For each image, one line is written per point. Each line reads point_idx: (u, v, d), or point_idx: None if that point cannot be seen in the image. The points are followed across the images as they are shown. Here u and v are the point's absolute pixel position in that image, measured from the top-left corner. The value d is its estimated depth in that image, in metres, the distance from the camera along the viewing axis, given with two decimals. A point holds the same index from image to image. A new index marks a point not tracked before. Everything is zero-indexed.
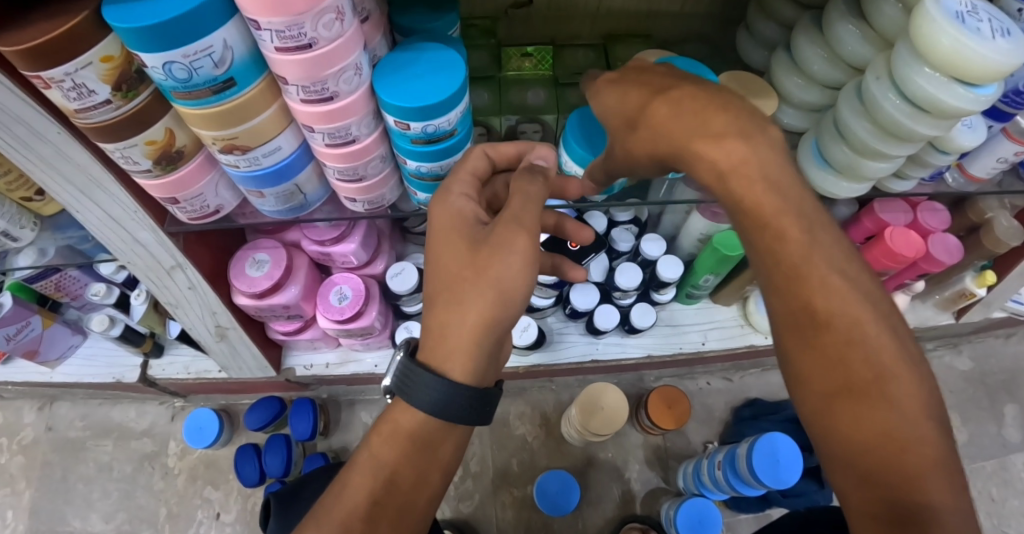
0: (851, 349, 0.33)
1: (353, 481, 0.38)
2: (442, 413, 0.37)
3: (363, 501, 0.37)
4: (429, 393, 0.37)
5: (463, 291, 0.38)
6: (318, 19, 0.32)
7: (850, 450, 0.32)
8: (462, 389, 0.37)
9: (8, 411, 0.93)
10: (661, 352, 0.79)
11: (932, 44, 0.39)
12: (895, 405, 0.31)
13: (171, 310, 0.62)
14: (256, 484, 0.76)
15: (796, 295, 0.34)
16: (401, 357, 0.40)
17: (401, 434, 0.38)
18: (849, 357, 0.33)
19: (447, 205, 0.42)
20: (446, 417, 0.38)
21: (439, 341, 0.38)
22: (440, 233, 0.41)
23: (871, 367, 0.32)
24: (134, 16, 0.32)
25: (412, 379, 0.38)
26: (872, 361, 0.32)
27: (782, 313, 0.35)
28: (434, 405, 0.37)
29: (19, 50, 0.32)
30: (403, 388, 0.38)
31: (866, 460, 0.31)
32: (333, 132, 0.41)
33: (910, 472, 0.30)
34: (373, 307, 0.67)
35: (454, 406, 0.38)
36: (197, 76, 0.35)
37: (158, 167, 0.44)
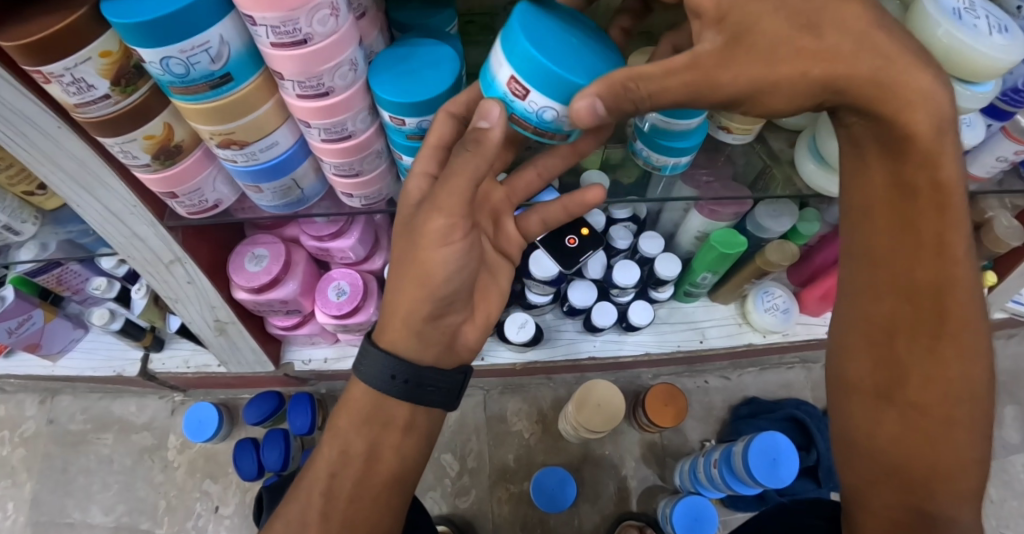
0: (952, 376, 0.40)
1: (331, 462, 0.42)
2: (378, 381, 0.43)
3: None
4: (375, 366, 0.43)
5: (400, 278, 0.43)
6: (313, 14, 0.33)
7: (907, 448, 0.41)
8: (395, 360, 0.43)
9: (10, 404, 0.93)
10: (659, 350, 0.79)
11: (928, 40, 0.39)
12: (959, 429, 0.40)
13: (171, 304, 0.62)
14: (255, 477, 0.77)
15: (939, 308, 0.40)
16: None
17: (365, 411, 0.44)
18: (949, 380, 0.40)
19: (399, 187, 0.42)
20: (385, 387, 0.43)
21: (387, 324, 0.43)
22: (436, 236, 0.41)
23: (956, 391, 0.40)
24: (131, 12, 0.32)
25: (365, 353, 0.44)
26: (961, 387, 0.40)
27: (909, 320, 0.41)
28: (373, 375, 0.43)
29: (18, 45, 0.33)
30: (359, 362, 0.44)
31: (910, 450, 0.41)
32: (329, 127, 0.41)
33: (945, 479, 0.40)
34: (371, 303, 0.67)
35: (391, 375, 0.43)
36: (194, 71, 0.36)
37: (157, 161, 0.45)
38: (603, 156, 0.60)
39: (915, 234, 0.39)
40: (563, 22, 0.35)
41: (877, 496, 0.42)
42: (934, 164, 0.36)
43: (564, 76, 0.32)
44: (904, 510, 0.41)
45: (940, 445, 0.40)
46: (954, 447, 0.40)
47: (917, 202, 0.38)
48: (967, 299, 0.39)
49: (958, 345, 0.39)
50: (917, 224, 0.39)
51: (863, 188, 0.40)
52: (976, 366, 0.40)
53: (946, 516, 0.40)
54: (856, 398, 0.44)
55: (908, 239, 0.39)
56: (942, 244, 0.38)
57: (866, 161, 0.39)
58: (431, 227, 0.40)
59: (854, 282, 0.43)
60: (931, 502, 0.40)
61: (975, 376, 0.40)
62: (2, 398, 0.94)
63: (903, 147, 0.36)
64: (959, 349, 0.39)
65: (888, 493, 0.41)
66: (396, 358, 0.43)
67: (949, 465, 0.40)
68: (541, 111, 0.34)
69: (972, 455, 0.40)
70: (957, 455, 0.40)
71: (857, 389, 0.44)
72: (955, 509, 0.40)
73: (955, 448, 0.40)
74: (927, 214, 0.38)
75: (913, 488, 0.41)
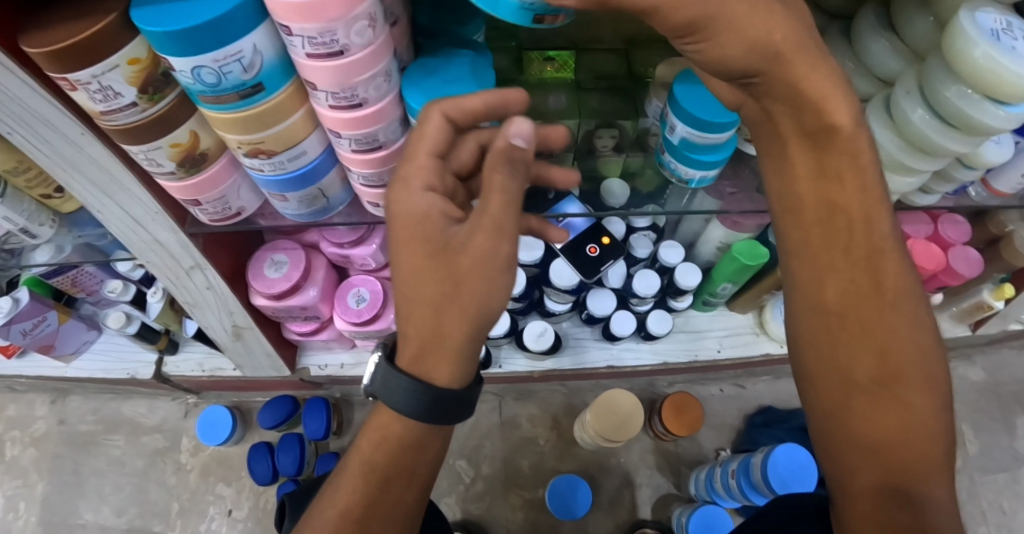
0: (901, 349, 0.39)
1: (350, 485, 0.41)
2: (422, 414, 0.38)
3: (358, 504, 0.40)
4: (411, 400, 0.38)
5: (442, 306, 0.36)
6: (351, 26, 0.32)
7: (883, 436, 0.38)
8: (434, 390, 0.38)
9: (20, 404, 0.93)
10: (677, 359, 0.79)
11: (963, 61, 0.39)
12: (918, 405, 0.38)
13: (188, 309, 0.62)
14: (268, 482, 0.77)
15: (879, 279, 0.40)
16: (377, 358, 0.40)
17: None
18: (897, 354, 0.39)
19: (412, 203, 0.36)
20: (422, 417, 0.38)
21: (421, 352, 0.37)
22: (423, 242, 0.36)
23: (906, 364, 0.39)
24: (165, 20, 0.31)
25: (395, 385, 0.38)
26: (909, 359, 0.39)
27: (851, 297, 0.41)
28: (407, 405, 0.38)
29: (45, 52, 0.32)
30: (387, 394, 0.39)
31: (885, 433, 0.38)
32: (359, 138, 0.40)
33: (922, 462, 0.37)
34: (391, 310, 0.67)
35: (432, 406, 0.38)
36: (225, 80, 0.35)
37: (182, 168, 0.44)
38: (623, 165, 0.61)
39: (843, 215, 0.41)
40: None
41: (863, 493, 0.39)
42: (853, 153, 0.39)
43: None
44: (886, 495, 0.37)
45: (910, 419, 0.38)
46: (919, 416, 0.38)
47: (843, 184, 0.40)
48: (895, 266, 0.40)
49: (898, 309, 0.40)
50: (842, 206, 0.41)
51: (796, 186, 0.43)
52: (922, 332, 0.40)
53: (929, 500, 0.37)
54: (823, 393, 0.42)
55: (831, 224, 0.41)
56: (867, 219, 0.40)
57: (790, 154, 0.42)
58: (476, 244, 0.34)
59: (802, 277, 0.44)
60: (911, 485, 0.37)
61: (923, 342, 0.40)
62: (12, 398, 0.94)
63: (825, 136, 0.39)
64: (893, 315, 0.40)
65: (870, 480, 0.38)
66: (434, 388, 0.38)
67: (919, 442, 0.38)
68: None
69: (938, 426, 0.38)
70: (925, 428, 0.38)
71: (822, 383, 0.42)
72: (933, 493, 0.37)
73: (921, 420, 0.38)
74: (856, 197, 0.40)
75: (894, 472, 0.38)
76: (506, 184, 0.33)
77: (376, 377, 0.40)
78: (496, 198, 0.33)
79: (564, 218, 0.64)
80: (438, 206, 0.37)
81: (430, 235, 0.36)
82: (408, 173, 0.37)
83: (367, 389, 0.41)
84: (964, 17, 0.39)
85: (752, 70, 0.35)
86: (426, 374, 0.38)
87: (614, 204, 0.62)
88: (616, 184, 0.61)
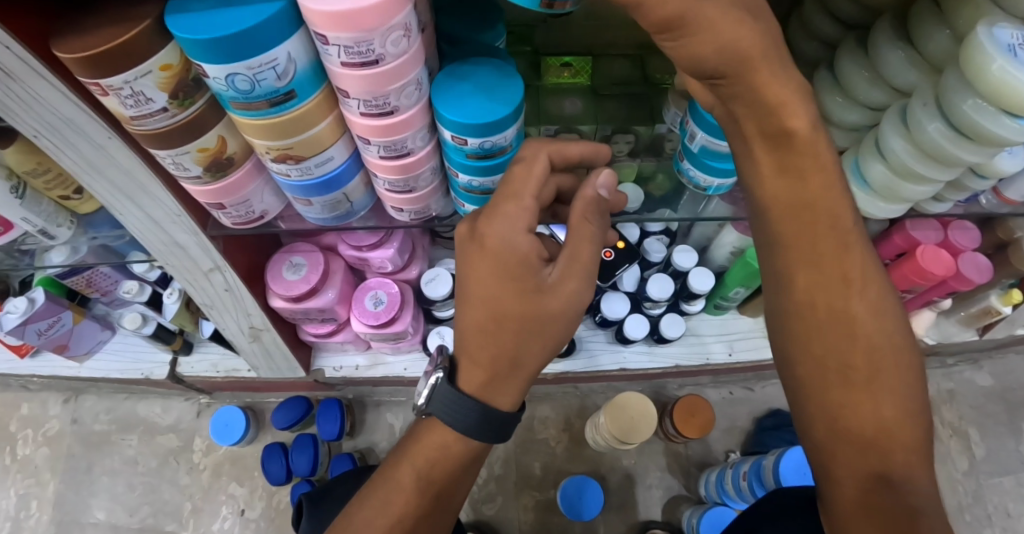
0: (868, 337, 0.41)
1: (381, 490, 0.42)
2: (486, 433, 0.40)
3: (407, 511, 0.41)
4: (479, 422, 0.40)
5: (529, 340, 0.38)
6: (388, 36, 0.32)
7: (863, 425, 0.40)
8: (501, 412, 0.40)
9: (33, 402, 0.95)
10: (689, 362, 0.80)
11: (980, 76, 0.39)
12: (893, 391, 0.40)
13: (206, 311, 0.63)
14: (283, 482, 0.80)
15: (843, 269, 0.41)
16: (438, 381, 0.40)
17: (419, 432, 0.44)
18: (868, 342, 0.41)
19: (516, 246, 0.37)
20: (487, 437, 0.41)
21: (492, 379, 0.39)
22: (490, 267, 0.38)
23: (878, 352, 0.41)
24: (202, 27, 0.31)
25: (464, 411, 0.39)
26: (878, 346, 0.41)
27: (818, 283, 0.41)
28: (475, 430, 0.40)
29: (78, 58, 0.32)
30: (453, 419, 0.40)
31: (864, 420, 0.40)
32: (388, 145, 0.41)
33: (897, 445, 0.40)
34: (407, 313, 0.68)
35: (500, 427, 0.41)
36: (259, 87, 0.35)
37: (208, 173, 0.44)
38: (637, 169, 0.62)
39: (812, 211, 0.40)
40: None
41: (845, 477, 0.41)
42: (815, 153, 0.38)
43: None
44: (870, 479, 0.40)
45: (886, 402, 0.40)
46: (890, 399, 0.40)
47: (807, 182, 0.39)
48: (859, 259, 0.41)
49: (863, 296, 0.41)
50: (816, 204, 0.40)
51: (762, 186, 0.41)
52: (885, 317, 0.41)
53: (906, 476, 0.39)
54: (808, 393, 0.42)
55: (807, 223, 0.40)
56: (833, 217, 0.40)
57: (754, 153, 0.40)
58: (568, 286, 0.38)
59: (780, 278, 0.43)
60: (890, 465, 0.39)
61: (889, 325, 0.41)
62: (27, 396, 0.96)
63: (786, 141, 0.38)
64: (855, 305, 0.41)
65: (854, 466, 0.40)
66: (502, 412, 0.40)
67: (895, 424, 0.40)
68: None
69: (908, 405, 0.41)
70: (898, 409, 0.40)
71: (805, 382, 0.42)
72: (909, 472, 0.40)
73: (893, 405, 0.40)
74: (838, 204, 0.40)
75: (876, 457, 0.40)
76: (592, 232, 0.38)
77: (440, 403, 0.40)
78: (586, 246, 0.38)
79: None
80: (536, 248, 0.38)
81: (528, 276, 0.37)
82: (510, 213, 0.38)
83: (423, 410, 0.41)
84: (982, 31, 0.39)
85: (719, 72, 0.34)
86: (491, 398, 0.40)
87: (630, 209, 0.62)
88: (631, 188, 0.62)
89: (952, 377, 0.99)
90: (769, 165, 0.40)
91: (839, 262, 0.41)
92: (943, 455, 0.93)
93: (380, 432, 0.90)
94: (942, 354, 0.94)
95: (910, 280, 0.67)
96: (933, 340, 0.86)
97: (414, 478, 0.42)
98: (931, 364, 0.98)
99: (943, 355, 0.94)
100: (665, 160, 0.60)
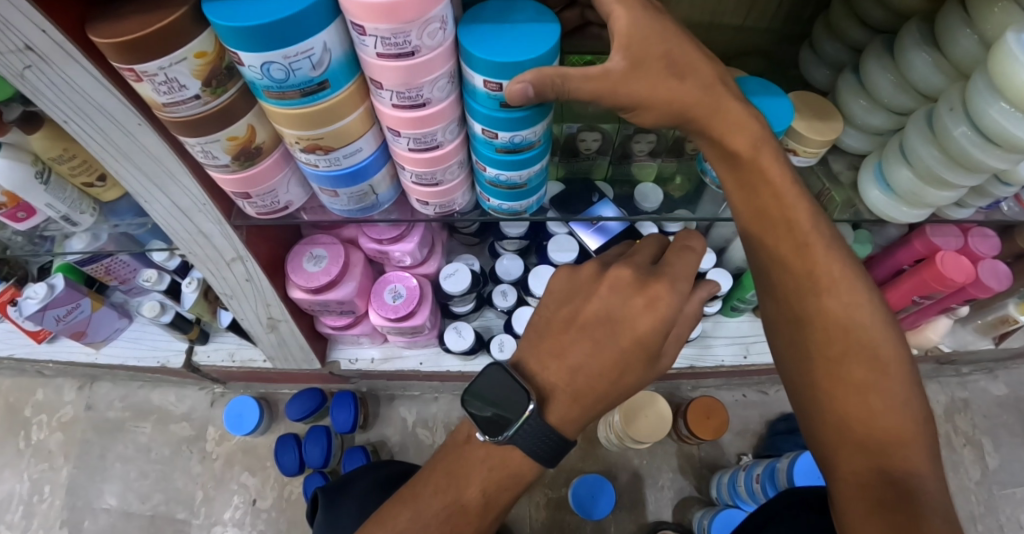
0: (852, 334, 0.41)
1: (416, 489, 0.43)
2: (544, 454, 0.41)
3: (436, 511, 0.41)
4: (537, 442, 0.41)
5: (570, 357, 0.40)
6: (424, 28, 0.31)
7: (862, 420, 0.39)
8: (558, 436, 0.41)
9: (49, 388, 0.96)
10: (704, 364, 0.83)
11: (1009, 79, 0.38)
12: (889, 388, 0.40)
13: (226, 299, 0.64)
14: (295, 472, 0.82)
15: (830, 263, 0.42)
16: (525, 402, 0.40)
17: None
18: (855, 339, 0.41)
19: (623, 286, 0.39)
20: (541, 463, 0.42)
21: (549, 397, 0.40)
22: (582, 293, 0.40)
23: (873, 349, 0.41)
24: (239, 15, 0.30)
25: (533, 431, 0.40)
26: (871, 343, 0.41)
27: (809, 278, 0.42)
28: (541, 456, 0.42)
29: (115, 42, 0.31)
30: (523, 437, 0.40)
31: (858, 414, 0.40)
32: (418, 137, 0.41)
33: (899, 440, 0.39)
34: (425, 308, 0.70)
35: (557, 454, 0.42)
36: (293, 77, 0.34)
37: (236, 162, 0.43)
38: (657, 170, 0.63)
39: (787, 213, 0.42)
40: (497, 23, 0.35)
41: (847, 471, 0.39)
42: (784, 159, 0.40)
43: (520, 60, 0.33)
44: (869, 473, 0.38)
45: (875, 395, 0.40)
46: (883, 392, 0.40)
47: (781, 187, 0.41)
48: (846, 259, 0.42)
49: (844, 294, 0.41)
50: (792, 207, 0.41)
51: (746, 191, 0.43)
52: (872, 312, 0.42)
53: (910, 472, 0.38)
54: (804, 392, 0.42)
55: (820, 229, 0.42)
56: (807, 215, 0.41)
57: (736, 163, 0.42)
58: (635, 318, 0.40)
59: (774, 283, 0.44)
60: (887, 458, 0.38)
61: (876, 321, 0.42)
62: (41, 382, 0.97)
63: (761, 149, 0.39)
64: (850, 298, 0.41)
65: (853, 459, 0.39)
66: (566, 440, 0.42)
67: (893, 418, 0.39)
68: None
69: (909, 403, 0.40)
70: (895, 405, 0.40)
71: (798, 382, 0.43)
72: (911, 466, 0.38)
73: (888, 398, 0.40)
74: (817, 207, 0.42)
75: (871, 449, 0.39)
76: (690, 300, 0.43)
77: (523, 435, 0.40)
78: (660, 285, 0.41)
79: (598, 222, 0.67)
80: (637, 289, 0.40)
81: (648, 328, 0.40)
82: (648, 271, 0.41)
83: (505, 439, 0.40)
84: (1011, 35, 0.38)
85: (688, 112, 0.37)
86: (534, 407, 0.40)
87: (647, 208, 0.63)
88: (649, 187, 0.64)
89: (966, 386, 0.98)
90: (785, 173, 0.40)
91: (815, 256, 0.42)
92: (956, 463, 0.93)
93: (392, 425, 0.90)
94: (954, 363, 0.95)
95: (930, 286, 0.67)
96: (949, 347, 0.87)
97: (479, 492, 0.42)
98: (944, 371, 0.98)
99: (956, 363, 0.94)
100: (685, 161, 0.61)
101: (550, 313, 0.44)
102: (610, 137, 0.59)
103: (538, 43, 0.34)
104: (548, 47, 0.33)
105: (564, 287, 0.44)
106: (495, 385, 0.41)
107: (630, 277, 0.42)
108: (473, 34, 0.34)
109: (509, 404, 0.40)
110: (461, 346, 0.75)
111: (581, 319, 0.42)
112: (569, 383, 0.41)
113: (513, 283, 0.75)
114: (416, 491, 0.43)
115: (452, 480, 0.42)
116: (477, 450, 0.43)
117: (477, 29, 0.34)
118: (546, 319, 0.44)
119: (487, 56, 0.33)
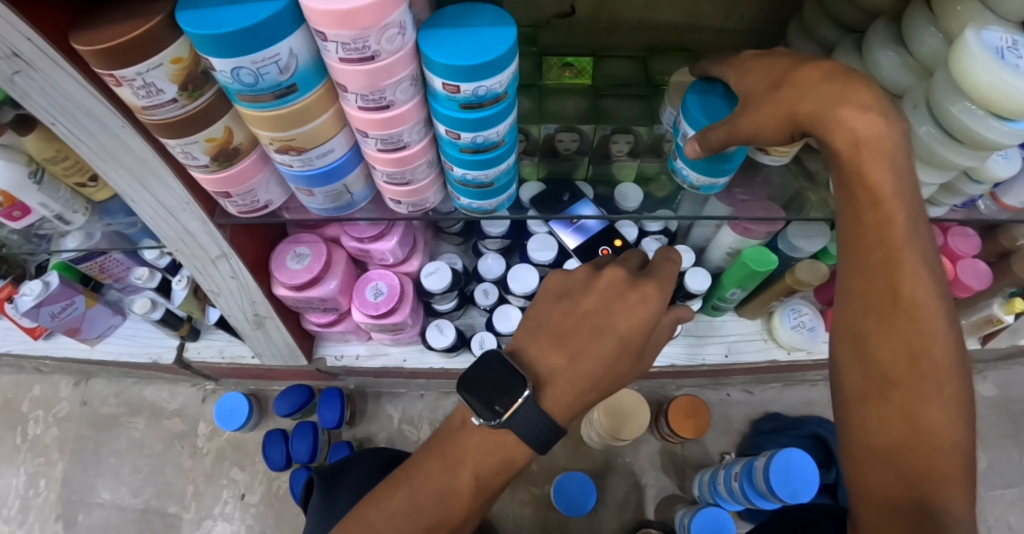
0: (922, 355, 0.36)
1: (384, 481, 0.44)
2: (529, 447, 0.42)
3: (397, 505, 0.42)
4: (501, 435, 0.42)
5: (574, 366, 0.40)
6: (383, 33, 0.33)
7: (902, 445, 0.36)
8: (556, 423, 0.42)
9: (45, 384, 0.98)
10: (687, 362, 0.83)
11: (968, 77, 0.39)
12: (941, 416, 0.35)
13: (212, 296, 0.65)
14: (282, 467, 0.83)
15: None
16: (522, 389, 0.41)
17: None
18: (922, 360, 0.36)
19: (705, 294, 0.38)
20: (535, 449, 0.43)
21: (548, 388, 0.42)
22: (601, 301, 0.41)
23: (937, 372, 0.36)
24: (208, 22, 0.32)
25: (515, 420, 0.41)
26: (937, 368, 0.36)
27: None
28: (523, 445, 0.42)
29: (93, 50, 0.32)
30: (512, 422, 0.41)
31: (897, 438, 0.36)
32: (385, 138, 0.42)
33: (943, 477, 0.35)
34: (406, 305, 0.71)
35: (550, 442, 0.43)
36: (262, 81, 0.35)
37: (215, 162, 0.45)
38: (638, 170, 0.63)
39: None
40: (456, 26, 0.36)
41: (880, 497, 0.36)
42: None
43: (475, 63, 0.35)
44: (904, 510, 0.35)
45: (919, 420, 0.36)
46: (930, 420, 0.35)
47: None
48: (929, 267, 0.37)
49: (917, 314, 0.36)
50: None
51: None
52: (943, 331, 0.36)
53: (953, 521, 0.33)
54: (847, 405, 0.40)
55: None
56: None
57: None
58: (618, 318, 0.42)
59: None
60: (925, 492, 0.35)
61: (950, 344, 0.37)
62: (38, 378, 0.99)
63: None
64: (936, 319, 0.36)
65: (884, 486, 0.36)
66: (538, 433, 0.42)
67: (938, 449, 0.35)
68: (476, 91, 0.37)
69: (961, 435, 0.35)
70: (944, 437, 0.35)
71: (853, 401, 0.39)
72: (947, 504, 0.34)
73: (935, 428, 0.35)
74: None
75: (909, 479, 0.35)
76: (657, 294, 0.43)
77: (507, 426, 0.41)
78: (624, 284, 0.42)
79: (578, 221, 0.68)
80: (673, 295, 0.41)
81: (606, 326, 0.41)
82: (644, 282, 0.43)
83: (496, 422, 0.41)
84: (969, 34, 0.39)
85: None
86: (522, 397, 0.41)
87: (627, 208, 0.64)
88: (630, 187, 0.64)
89: None
90: None
91: None
92: None
93: (380, 423, 0.92)
94: None
95: None
96: None
97: (459, 486, 0.43)
98: None
99: None
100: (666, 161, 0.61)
101: (542, 310, 0.45)
102: (588, 138, 0.60)
103: (495, 45, 0.35)
104: (507, 47, 0.35)
105: (560, 285, 0.46)
106: (497, 372, 0.42)
107: (625, 276, 0.44)
108: (433, 42, 0.35)
109: (505, 388, 0.41)
110: (442, 343, 0.77)
111: (552, 326, 0.44)
112: (554, 378, 0.42)
113: (495, 282, 0.76)
114: (411, 473, 0.44)
115: (417, 472, 0.43)
116: (448, 444, 0.44)
117: (436, 36, 0.36)
118: (538, 320, 0.45)
119: (446, 60, 0.35)
